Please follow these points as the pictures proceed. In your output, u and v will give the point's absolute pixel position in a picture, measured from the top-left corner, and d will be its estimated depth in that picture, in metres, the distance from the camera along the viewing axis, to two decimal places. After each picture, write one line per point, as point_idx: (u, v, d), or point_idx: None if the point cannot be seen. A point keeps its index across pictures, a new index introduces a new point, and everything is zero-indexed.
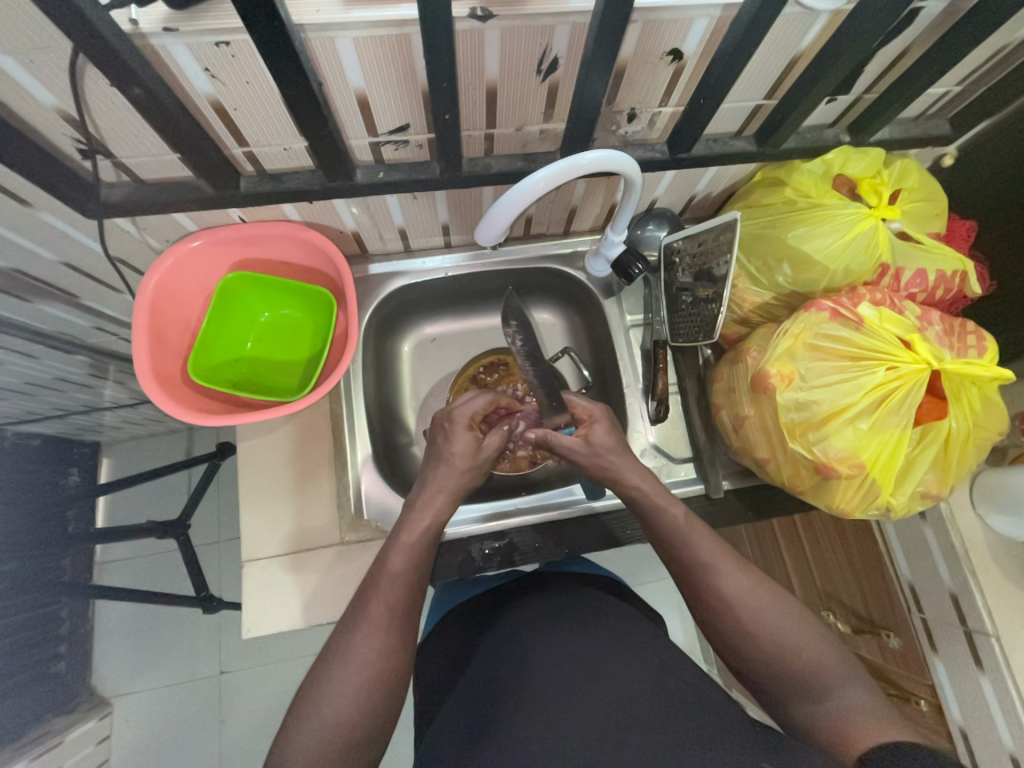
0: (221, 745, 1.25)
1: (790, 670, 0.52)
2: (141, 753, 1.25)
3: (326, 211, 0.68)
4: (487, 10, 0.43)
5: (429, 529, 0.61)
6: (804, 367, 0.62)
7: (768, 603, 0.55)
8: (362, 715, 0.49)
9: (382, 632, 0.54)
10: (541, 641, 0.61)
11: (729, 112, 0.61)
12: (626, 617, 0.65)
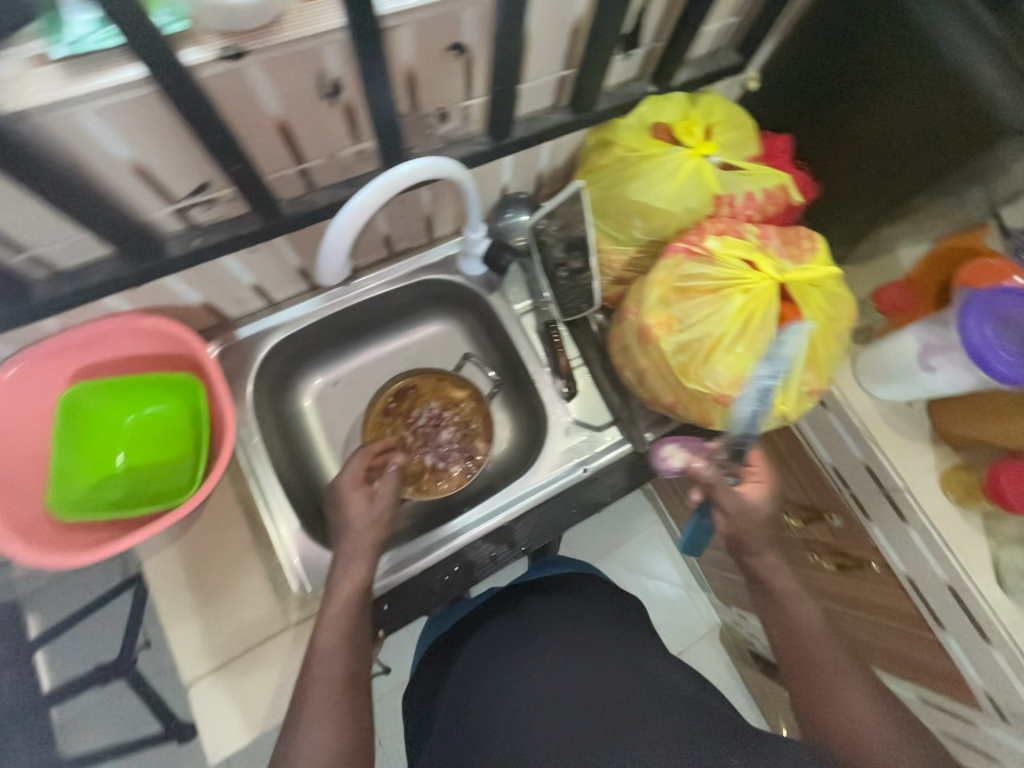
0: None
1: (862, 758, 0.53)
2: None
3: (158, 291, 0.62)
4: (236, 48, 0.40)
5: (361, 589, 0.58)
6: (677, 312, 0.65)
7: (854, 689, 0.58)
8: None
9: (338, 702, 0.52)
10: (529, 672, 0.71)
11: (536, 88, 0.61)
12: (572, 610, 0.80)
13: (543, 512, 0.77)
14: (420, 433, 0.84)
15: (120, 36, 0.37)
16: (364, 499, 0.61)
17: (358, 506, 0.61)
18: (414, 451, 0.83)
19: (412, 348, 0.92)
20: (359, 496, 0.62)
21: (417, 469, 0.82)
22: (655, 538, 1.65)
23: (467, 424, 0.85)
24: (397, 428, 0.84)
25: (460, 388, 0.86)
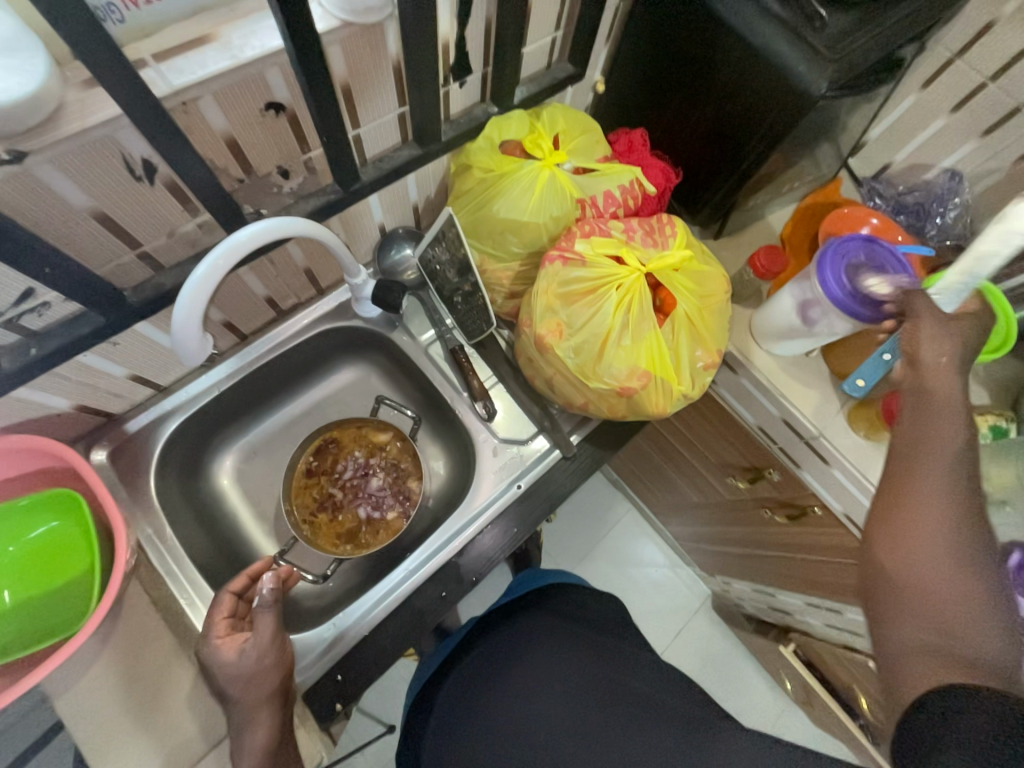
0: None
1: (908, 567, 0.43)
2: None
3: (13, 407, 0.58)
4: (13, 151, 0.38)
5: (269, 749, 0.53)
6: (565, 316, 0.66)
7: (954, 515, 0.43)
8: None
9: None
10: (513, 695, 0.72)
11: (376, 128, 0.62)
12: (554, 625, 0.79)
13: (486, 538, 0.76)
14: (350, 486, 0.82)
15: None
16: (232, 654, 0.56)
17: (229, 664, 0.55)
18: (346, 506, 0.81)
19: (329, 399, 0.90)
20: (228, 651, 0.56)
21: (351, 524, 0.81)
22: (631, 526, 1.66)
23: (397, 465, 0.83)
24: (324, 485, 0.82)
25: (382, 431, 0.84)
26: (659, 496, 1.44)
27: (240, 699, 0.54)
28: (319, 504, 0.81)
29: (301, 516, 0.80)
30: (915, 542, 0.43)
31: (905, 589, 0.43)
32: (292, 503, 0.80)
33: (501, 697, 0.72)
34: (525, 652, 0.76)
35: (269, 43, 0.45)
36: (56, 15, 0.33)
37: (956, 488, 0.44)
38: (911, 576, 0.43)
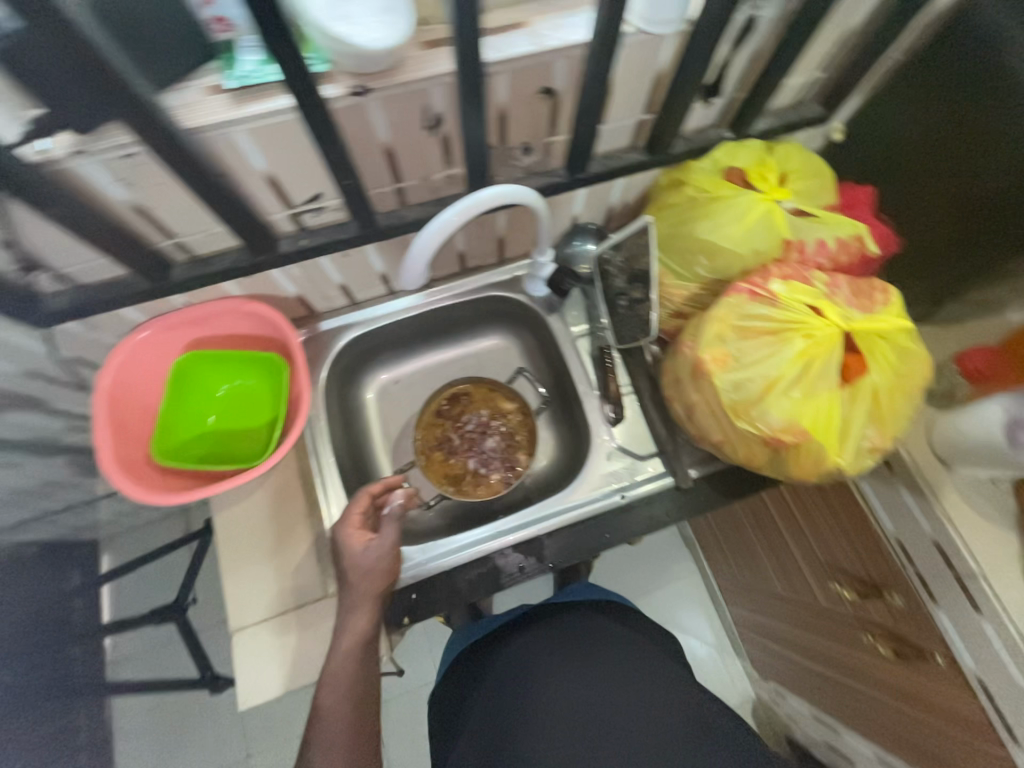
0: None
1: None
2: None
3: (263, 282, 0.72)
4: (363, 86, 0.48)
5: (365, 639, 0.61)
6: (734, 349, 0.65)
7: None
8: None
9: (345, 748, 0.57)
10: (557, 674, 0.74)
11: (616, 129, 0.66)
12: (585, 640, 0.78)
13: (578, 530, 0.78)
14: (466, 439, 0.88)
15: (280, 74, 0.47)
16: (360, 547, 0.63)
17: (356, 554, 0.63)
18: (459, 454, 0.88)
19: (472, 356, 0.98)
20: (357, 543, 0.64)
21: (458, 471, 0.87)
22: (692, 592, 1.55)
23: (512, 435, 0.89)
24: (446, 428, 0.89)
25: (510, 400, 0.90)
26: (734, 572, 1.34)
27: (356, 586, 0.62)
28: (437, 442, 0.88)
29: (419, 447, 0.88)
30: None
31: None
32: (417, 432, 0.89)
33: (536, 700, 0.72)
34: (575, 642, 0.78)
35: (572, 37, 0.51)
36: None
37: None
38: None
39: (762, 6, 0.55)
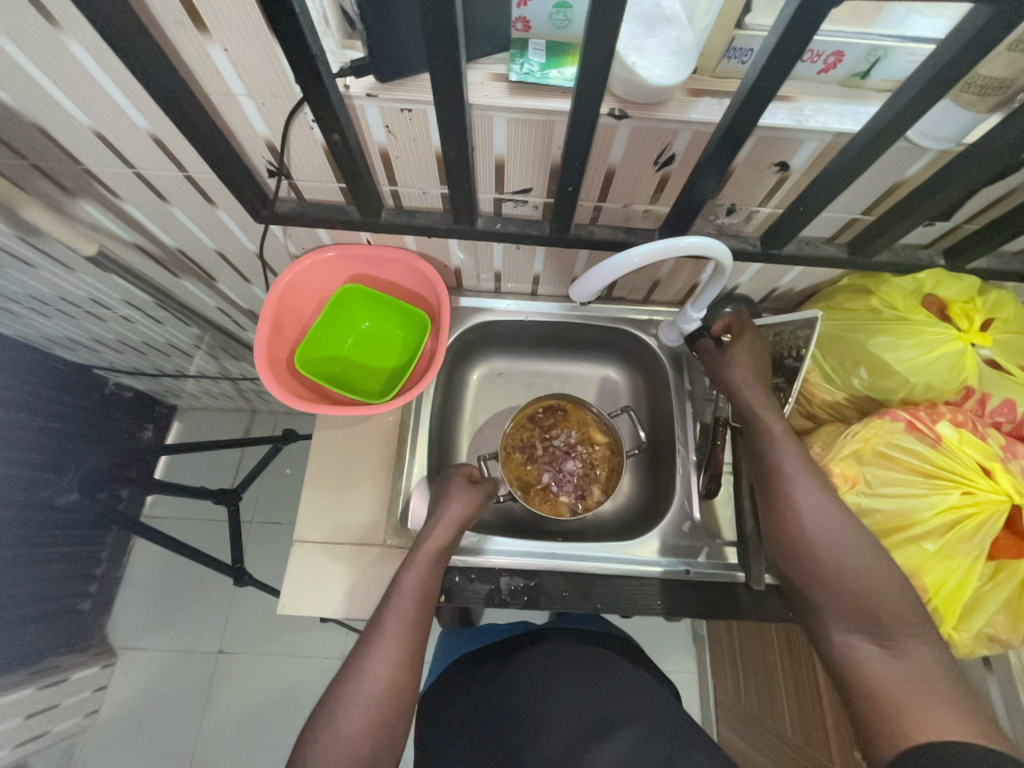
0: (211, 701, 1.38)
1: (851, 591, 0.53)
2: (142, 696, 1.38)
3: (438, 246, 0.78)
4: (624, 111, 0.51)
5: (440, 547, 0.66)
6: (870, 473, 0.61)
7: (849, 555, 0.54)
8: (375, 716, 0.55)
9: (396, 645, 0.59)
10: (563, 681, 0.76)
11: (826, 219, 0.65)
12: (570, 663, 0.80)
13: (630, 587, 0.75)
14: (549, 453, 0.89)
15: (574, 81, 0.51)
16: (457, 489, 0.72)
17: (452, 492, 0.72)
18: (538, 464, 0.89)
19: (577, 377, 0.99)
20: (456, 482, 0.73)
21: (531, 480, 0.88)
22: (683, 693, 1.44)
23: (593, 466, 0.89)
24: (534, 434, 0.90)
25: (600, 433, 0.90)
26: (740, 694, 1.24)
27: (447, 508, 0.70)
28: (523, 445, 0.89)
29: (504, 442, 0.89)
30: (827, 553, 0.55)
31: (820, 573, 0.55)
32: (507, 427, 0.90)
33: (527, 722, 0.71)
34: (586, 663, 0.80)
35: (836, 125, 0.51)
36: (762, 57, 0.43)
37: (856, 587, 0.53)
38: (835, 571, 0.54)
39: None
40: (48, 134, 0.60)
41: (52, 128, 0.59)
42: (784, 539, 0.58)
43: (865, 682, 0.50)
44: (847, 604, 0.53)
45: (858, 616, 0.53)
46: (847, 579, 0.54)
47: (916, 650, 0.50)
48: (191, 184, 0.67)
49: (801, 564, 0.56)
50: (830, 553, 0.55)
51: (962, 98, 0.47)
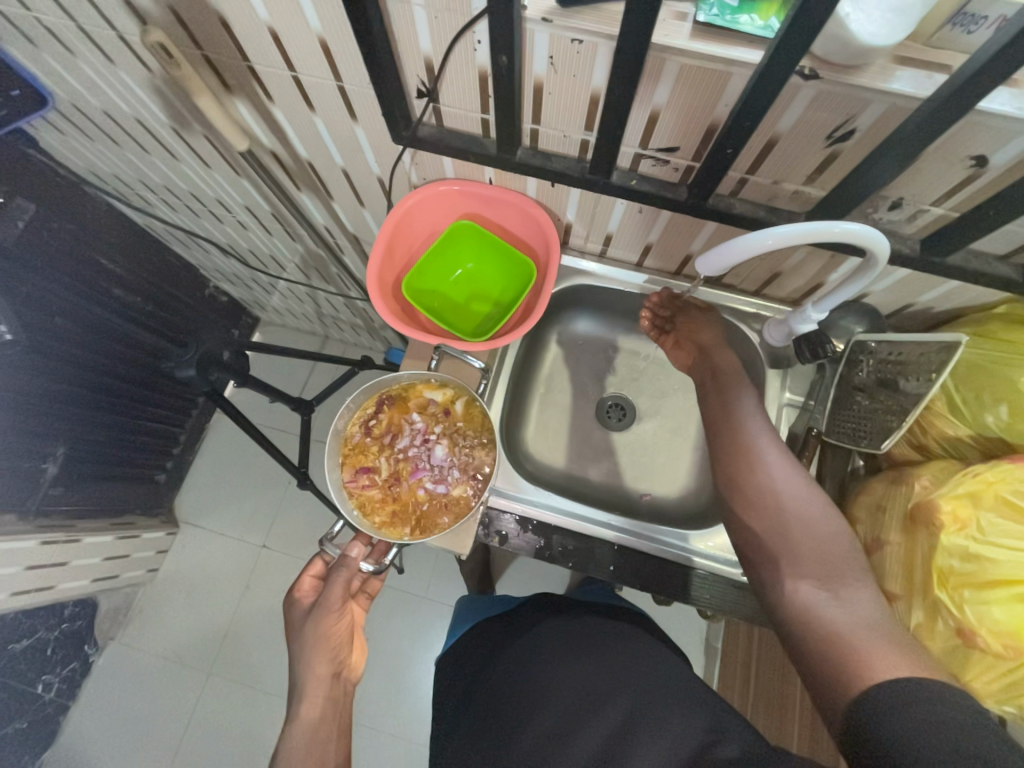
0: (250, 587, 1.53)
1: (802, 538, 0.60)
2: (194, 567, 1.55)
3: (557, 197, 0.76)
4: (815, 71, 0.47)
5: (325, 690, 0.65)
6: (986, 519, 0.56)
7: (801, 500, 0.62)
8: None
9: None
10: (565, 658, 0.76)
11: (1007, 233, 0.57)
12: (567, 637, 0.80)
13: (681, 574, 0.75)
14: (412, 465, 0.68)
15: (766, 31, 0.47)
16: (314, 615, 0.69)
17: (314, 621, 0.68)
18: (405, 481, 0.67)
19: (661, 361, 0.96)
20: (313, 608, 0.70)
21: (411, 505, 0.67)
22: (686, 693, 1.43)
23: (467, 435, 0.69)
24: (374, 457, 0.68)
25: (433, 390, 0.71)
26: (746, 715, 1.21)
27: (316, 647, 0.67)
28: (376, 483, 0.66)
29: (355, 505, 0.67)
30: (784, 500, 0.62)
31: (776, 518, 0.62)
32: (344, 487, 0.66)
33: (527, 692, 0.73)
34: (592, 639, 0.79)
35: None
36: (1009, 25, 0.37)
37: (810, 534, 0.60)
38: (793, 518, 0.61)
39: None
40: (223, 23, 0.63)
41: (233, 21, 0.62)
42: (750, 494, 0.64)
43: (821, 626, 0.54)
44: (805, 559, 0.59)
45: (813, 568, 0.58)
46: (802, 527, 0.61)
47: (858, 597, 0.55)
48: (339, 95, 0.68)
49: (765, 511, 0.63)
50: (786, 501, 0.62)
51: None
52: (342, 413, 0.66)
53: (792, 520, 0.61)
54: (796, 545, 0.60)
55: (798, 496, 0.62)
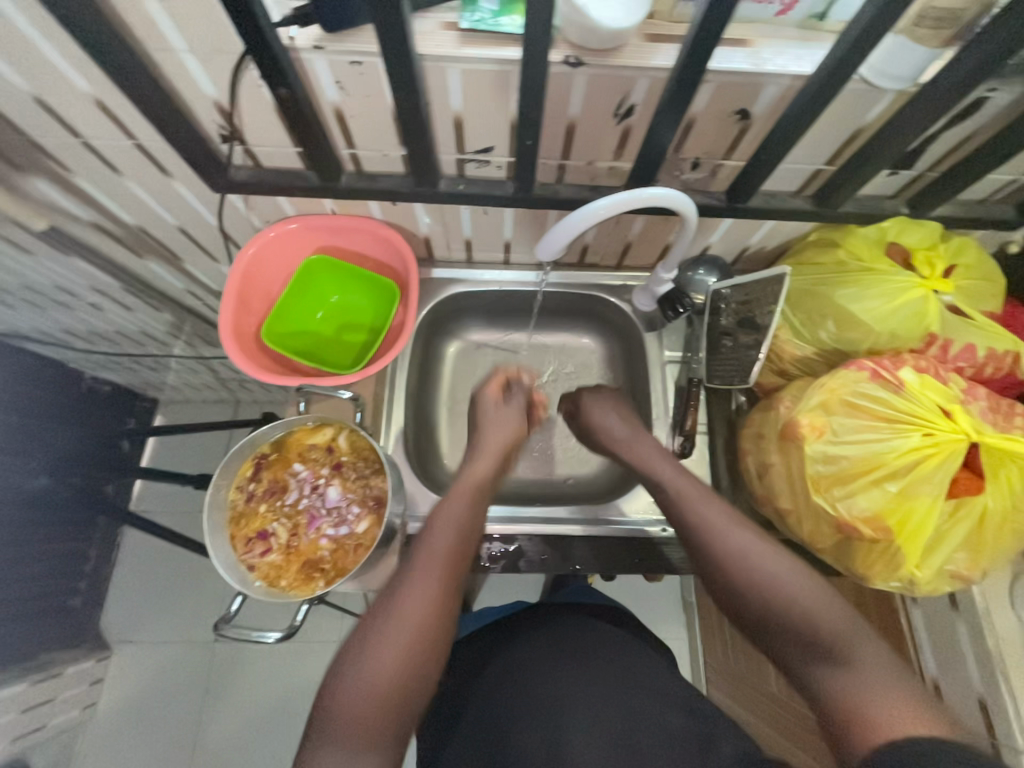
0: (210, 692, 1.39)
1: (781, 614, 0.54)
2: (140, 691, 1.39)
3: (404, 214, 0.77)
4: (578, 59, 0.50)
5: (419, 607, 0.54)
6: (837, 423, 0.62)
7: (770, 569, 0.55)
8: (389, 689, 0.50)
9: (435, 570, 0.57)
10: (567, 676, 0.68)
11: (790, 171, 0.65)
12: (563, 648, 0.73)
13: (608, 547, 0.76)
14: (309, 515, 0.65)
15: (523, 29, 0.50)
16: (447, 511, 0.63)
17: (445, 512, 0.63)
18: (305, 534, 0.64)
19: (557, 348, 0.98)
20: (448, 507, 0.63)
21: (317, 556, 0.64)
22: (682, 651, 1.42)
23: (355, 468, 0.66)
24: (266, 520, 0.64)
25: (312, 433, 0.68)
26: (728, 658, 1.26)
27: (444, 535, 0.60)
28: (273, 547, 0.62)
29: (258, 578, 0.62)
30: (750, 572, 0.56)
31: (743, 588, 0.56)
32: (241, 563, 0.62)
33: (526, 713, 0.65)
34: (591, 650, 0.72)
35: (792, 68, 0.51)
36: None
37: (785, 599, 0.54)
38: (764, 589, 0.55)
39: (999, 89, 0.52)
40: None
41: None
42: (717, 571, 0.58)
43: (829, 698, 0.50)
44: (790, 630, 0.53)
45: (801, 637, 0.53)
46: (775, 600, 0.54)
47: (861, 658, 0.50)
48: (142, 155, 0.65)
49: (731, 586, 0.57)
50: (751, 574, 0.56)
51: (915, 33, 0.47)
52: (213, 488, 0.61)
53: (766, 592, 0.55)
54: (772, 616, 0.54)
55: (760, 563, 0.56)
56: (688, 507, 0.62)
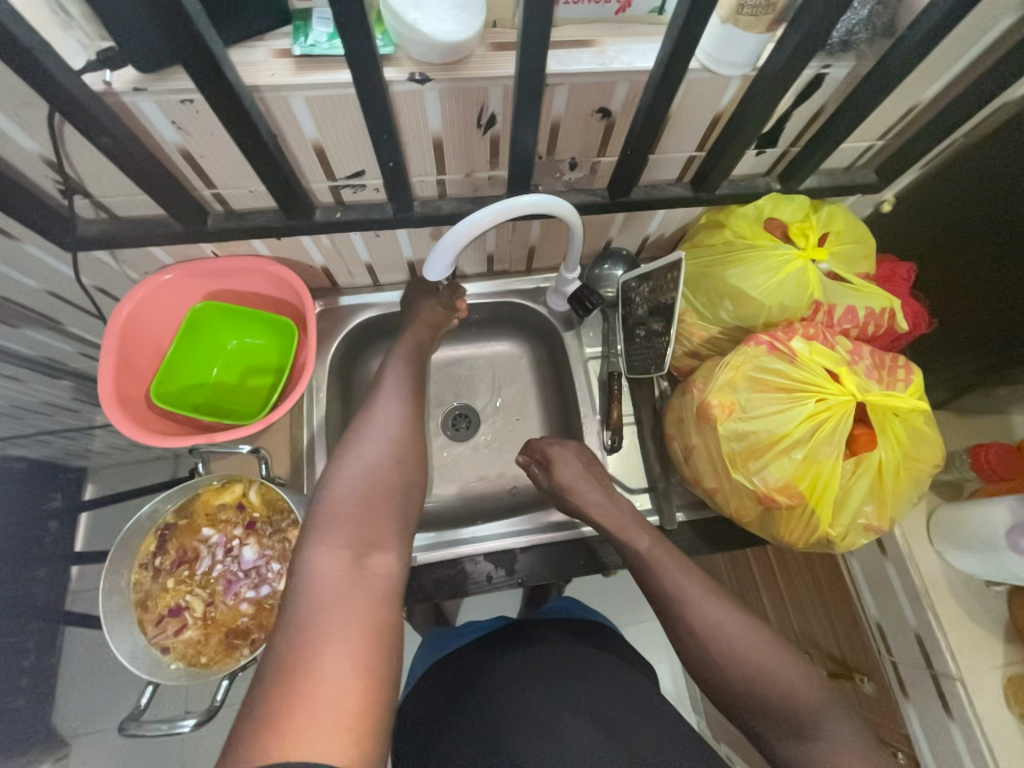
0: None
1: (760, 693, 0.54)
2: None
3: (292, 247, 0.73)
4: (423, 75, 0.49)
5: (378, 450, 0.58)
6: (744, 400, 0.64)
7: (743, 646, 0.56)
8: (355, 510, 0.52)
9: (388, 458, 0.58)
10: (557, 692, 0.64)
11: (663, 161, 0.66)
12: (550, 667, 0.69)
13: (551, 554, 0.76)
14: (227, 581, 0.61)
15: None
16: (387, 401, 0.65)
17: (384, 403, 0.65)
18: (224, 602, 0.61)
19: (485, 359, 0.97)
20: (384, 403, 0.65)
21: (239, 624, 0.60)
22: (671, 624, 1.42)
23: (270, 524, 0.63)
24: (178, 595, 0.60)
25: (218, 495, 0.63)
26: None
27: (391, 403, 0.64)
28: (188, 623, 0.58)
29: (174, 659, 0.58)
30: (727, 653, 0.56)
31: (721, 667, 0.56)
32: (153, 646, 0.58)
33: (518, 723, 0.60)
34: (576, 668, 0.69)
35: (637, 64, 0.51)
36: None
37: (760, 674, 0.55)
38: (741, 669, 0.55)
39: (834, 65, 0.54)
40: None
41: None
42: (694, 655, 0.58)
43: None
44: (769, 712, 0.54)
45: (780, 718, 0.53)
46: (754, 682, 0.55)
47: (830, 732, 0.52)
48: None
49: (710, 668, 0.57)
50: (727, 652, 0.56)
51: (740, 20, 0.48)
52: (108, 572, 0.56)
53: (741, 670, 0.55)
54: (748, 695, 0.55)
55: (734, 641, 0.57)
56: (666, 580, 0.61)
